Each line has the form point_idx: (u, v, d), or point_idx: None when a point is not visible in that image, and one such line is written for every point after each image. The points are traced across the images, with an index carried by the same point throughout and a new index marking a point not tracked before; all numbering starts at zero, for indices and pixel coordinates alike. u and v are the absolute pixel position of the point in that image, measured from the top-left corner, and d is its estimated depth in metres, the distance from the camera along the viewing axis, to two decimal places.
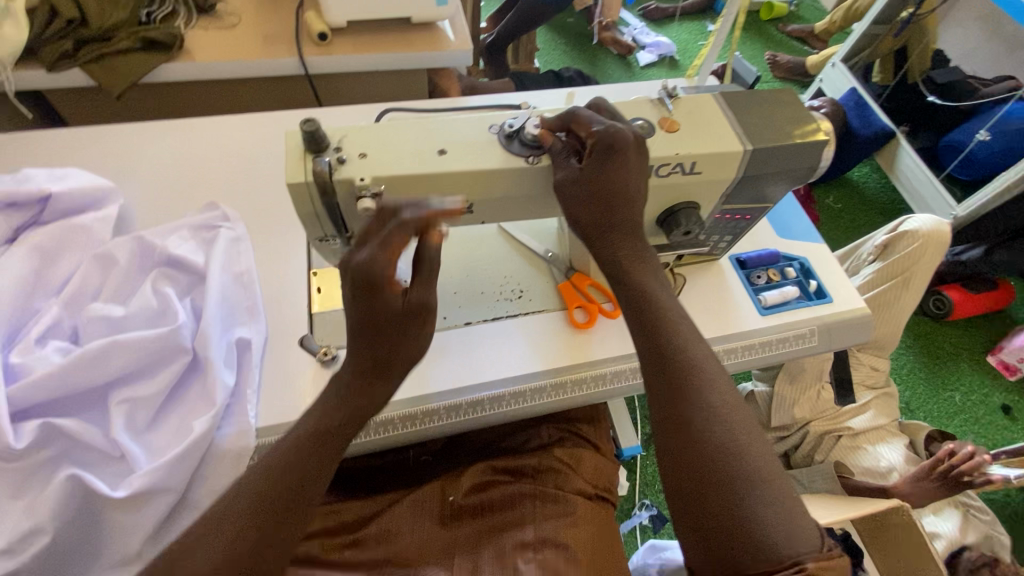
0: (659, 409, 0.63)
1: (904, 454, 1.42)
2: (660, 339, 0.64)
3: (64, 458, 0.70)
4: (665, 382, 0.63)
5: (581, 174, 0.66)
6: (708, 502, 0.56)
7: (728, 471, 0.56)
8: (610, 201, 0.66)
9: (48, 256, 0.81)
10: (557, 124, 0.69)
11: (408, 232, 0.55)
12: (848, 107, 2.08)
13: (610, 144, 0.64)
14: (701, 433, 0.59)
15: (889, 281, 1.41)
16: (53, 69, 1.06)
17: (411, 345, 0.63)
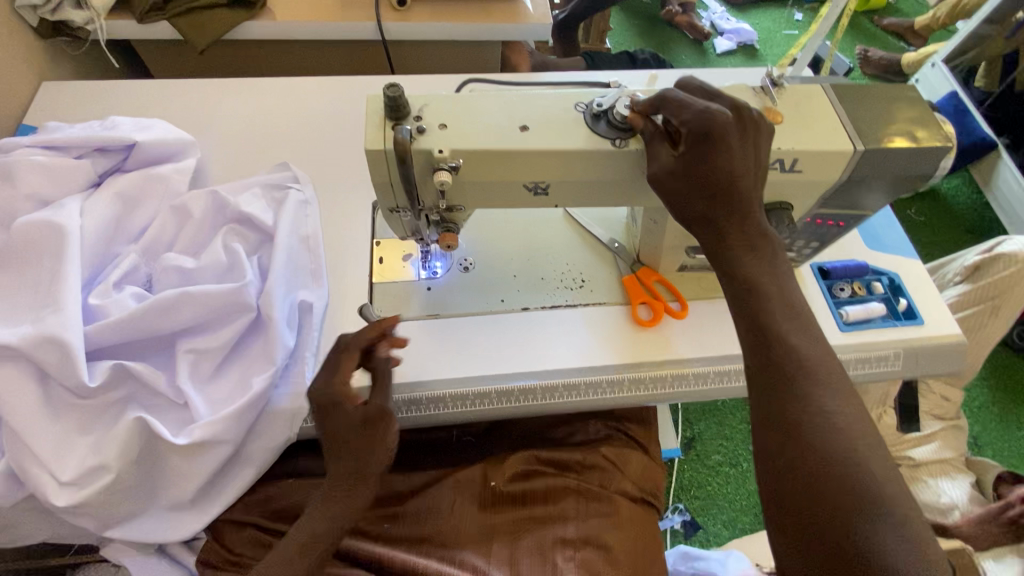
0: (763, 411, 0.59)
1: (970, 493, 1.24)
2: (769, 335, 0.60)
3: (133, 401, 0.72)
4: (773, 378, 0.59)
5: (677, 166, 0.61)
6: (817, 515, 0.53)
7: (842, 485, 0.53)
8: (717, 190, 0.60)
9: (128, 203, 0.83)
10: (646, 110, 0.63)
11: (353, 349, 0.68)
12: (946, 112, 1.90)
13: (705, 134, 0.58)
14: (814, 441, 0.55)
15: (975, 306, 1.27)
16: (143, 20, 1.09)
17: (376, 450, 0.66)
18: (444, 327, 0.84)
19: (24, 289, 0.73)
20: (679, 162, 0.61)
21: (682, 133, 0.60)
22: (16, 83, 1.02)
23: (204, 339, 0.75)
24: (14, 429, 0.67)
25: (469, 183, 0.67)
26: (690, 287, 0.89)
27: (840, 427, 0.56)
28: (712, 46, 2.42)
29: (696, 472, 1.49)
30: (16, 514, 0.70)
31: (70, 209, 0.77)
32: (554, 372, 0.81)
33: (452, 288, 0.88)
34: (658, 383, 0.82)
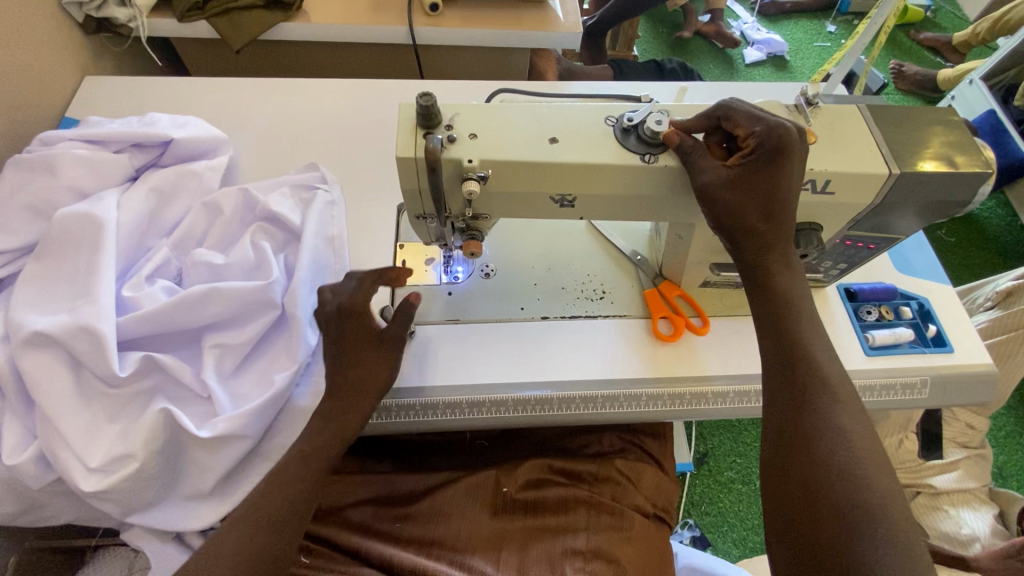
0: (778, 419, 0.61)
1: (993, 526, 1.19)
2: (791, 349, 0.63)
3: (159, 392, 0.74)
4: (792, 393, 0.61)
5: (734, 175, 0.62)
6: (819, 524, 0.54)
7: (848, 499, 0.54)
8: (767, 203, 0.62)
9: (163, 197, 0.86)
10: (703, 122, 0.65)
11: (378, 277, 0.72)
12: (982, 131, 1.85)
13: (776, 147, 0.60)
14: (825, 454, 0.57)
15: (1004, 334, 1.22)
16: (183, 19, 1.11)
17: (382, 367, 0.74)
18: (463, 332, 0.85)
19: (62, 279, 0.75)
20: (737, 172, 0.62)
21: (748, 144, 0.62)
22: (60, 77, 1.05)
23: (230, 335, 0.77)
24: (45, 415, 0.69)
25: (496, 193, 0.68)
26: (711, 303, 0.88)
27: (854, 446, 0.57)
28: (742, 56, 2.38)
29: (707, 487, 1.47)
30: (43, 496, 0.73)
31: (108, 203, 0.80)
32: (571, 384, 0.81)
33: (473, 293, 0.88)
34: (677, 400, 0.80)
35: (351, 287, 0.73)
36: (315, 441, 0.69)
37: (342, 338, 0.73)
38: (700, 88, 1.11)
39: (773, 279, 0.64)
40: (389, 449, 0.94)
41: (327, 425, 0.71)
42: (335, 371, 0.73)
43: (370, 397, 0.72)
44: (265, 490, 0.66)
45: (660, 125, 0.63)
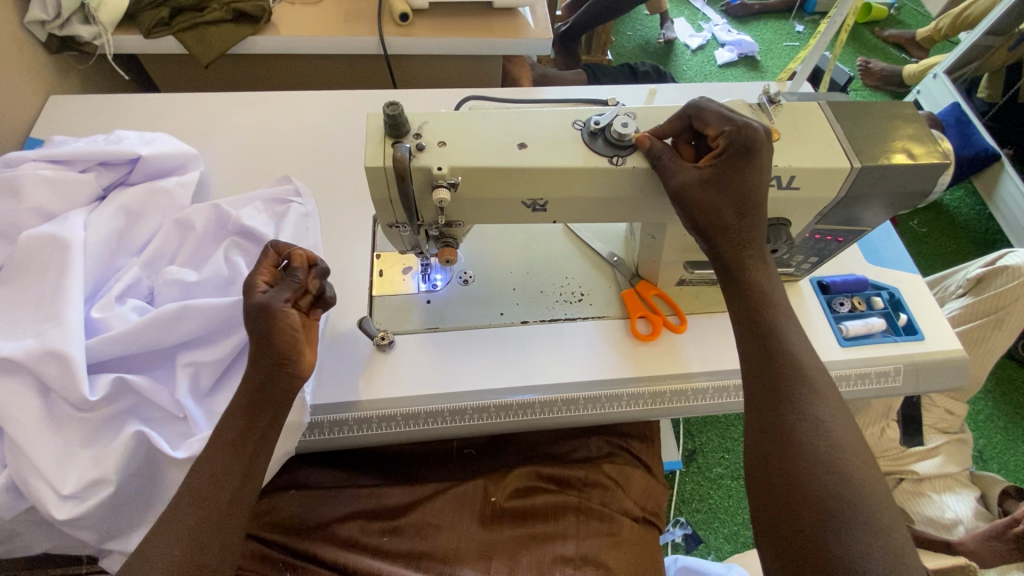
0: (758, 415, 0.62)
1: (976, 508, 1.22)
2: (770, 344, 0.63)
3: (133, 413, 0.73)
4: (770, 387, 0.62)
5: (706, 176, 0.63)
6: (801, 514, 0.55)
7: (827, 490, 0.55)
8: (737, 202, 0.63)
9: (133, 216, 0.85)
10: (675, 124, 0.66)
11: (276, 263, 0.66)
12: (948, 124, 1.90)
13: (745, 145, 0.61)
14: (804, 446, 0.58)
15: (979, 319, 1.25)
16: (149, 35, 1.10)
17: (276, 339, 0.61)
18: (442, 340, 0.84)
19: (29, 302, 0.73)
20: (709, 172, 0.63)
21: (719, 144, 0.63)
22: (25, 97, 1.04)
23: (203, 353, 0.75)
24: (13, 443, 0.67)
25: (468, 200, 0.68)
26: (688, 301, 0.89)
27: (832, 436, 0.58)
28: (714, 58, 2.43)
29: (697, 484, 1.48)
30: (15, 526, 0.71)
31: (74, 223, 0.78)
32: (553, 387, 0.81)
33: (452, 301, 0.88)
34: (658, 398, 0.81)
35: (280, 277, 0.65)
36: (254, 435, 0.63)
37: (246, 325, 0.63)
38: (669, 89, 1.13)
39: (747, 277, 0.65)
40: (373, 462, 0.93)
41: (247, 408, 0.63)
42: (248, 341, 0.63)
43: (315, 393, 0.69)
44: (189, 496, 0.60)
45: (626, 128, 0.65)
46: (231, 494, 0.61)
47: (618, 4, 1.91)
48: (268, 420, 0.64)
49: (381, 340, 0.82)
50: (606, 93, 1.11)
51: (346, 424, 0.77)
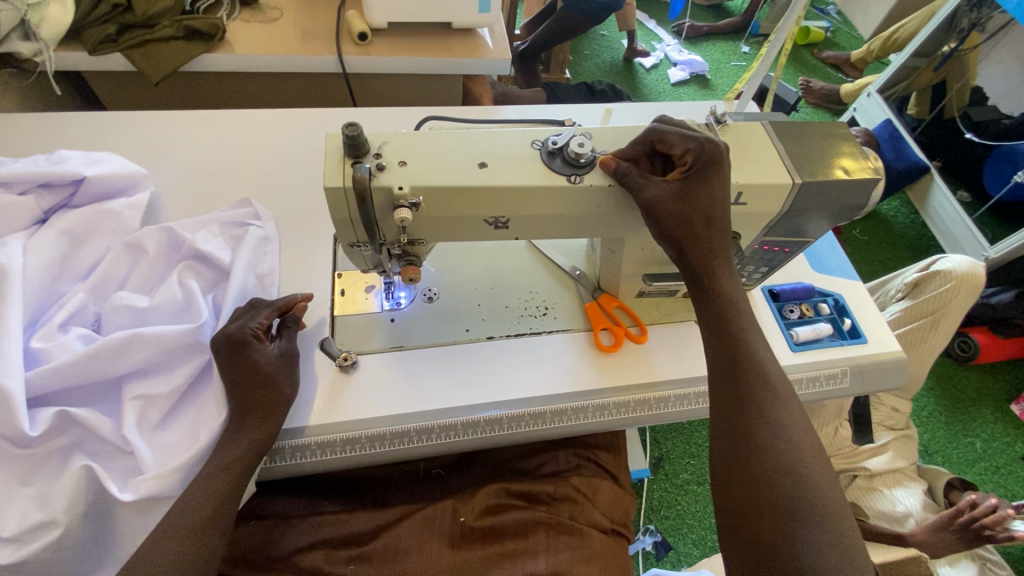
0: (725, 420, 0.64)
1: (923, 501, 1.29)
2: (736, 349, 0.66)
3: (77, 448, 0.69)
4: (737, 390, 0.64)
5: (676, 190, 0.65)
6: (763, 515, 0.57)
7: (788, 490, 0.58)
8: (704, 215, 0.66)
9: (77, 240, 0.81)
10: (638, 149, 0.68)
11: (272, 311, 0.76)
12: (882, 139, 2.01)
13: (709, 162, 0.64)
14: (767, 449, 0.60)
15: (918, 320, 1.33)
16: (94, 52, 1.06)
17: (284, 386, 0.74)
18: (407, 360, 0.84)
19: None
20: (679, 186, 0.65)
21: (686, 160, 0.65)
22: None
23: (154, 384, 0.72)
24: None
25: (430, 219, 0.69)
26: (648, 312, 0.92)
27: (792, 439, 0.61)
28: (667, 77, 2.53)
29: (665, 491, 1.50)
30: None
31: (13, 248, 0.74)
32: (520, 402, 0.81)
33: (416, 319, 0.88)
34: (624, 408, 0.82)
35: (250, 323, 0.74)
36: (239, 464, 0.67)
37: (239, 371, 0.71)
38: (624, 109, 1.17)
39: (715, 285, 0.69)
40: (338, 487, 0.91)
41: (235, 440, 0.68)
42: (243, 387, 0.71)
43: (275, 419, 0.71)
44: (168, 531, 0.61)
45: (582, 147, 0.66)
46: (210, 523, 0.64)
47: (574, 26, 1.98)
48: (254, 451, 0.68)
49: (344, 361, 0.80)
50: (564, 112, 1.14)
51: (308, 448, 0.75)
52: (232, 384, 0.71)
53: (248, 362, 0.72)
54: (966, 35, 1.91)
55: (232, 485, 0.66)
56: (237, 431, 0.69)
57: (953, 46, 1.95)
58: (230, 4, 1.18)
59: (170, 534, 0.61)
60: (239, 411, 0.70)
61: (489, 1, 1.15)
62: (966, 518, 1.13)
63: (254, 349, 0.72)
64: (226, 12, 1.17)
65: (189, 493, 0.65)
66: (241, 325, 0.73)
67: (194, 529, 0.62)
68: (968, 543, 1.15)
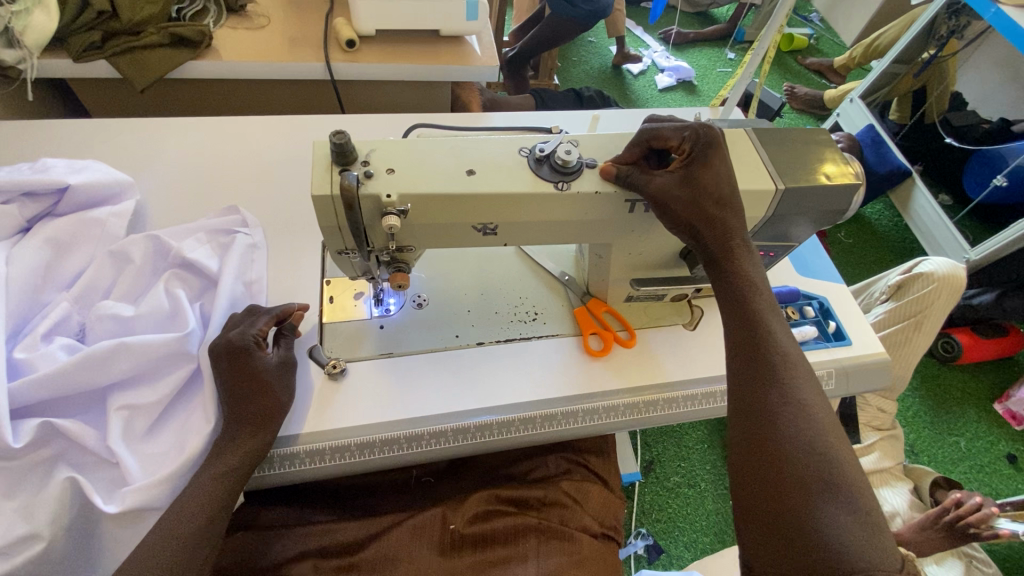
0: (743, 400, 0.63)
1: (909, 500, 1.31)
2: (755, 329, 0.65)
3: (61, 460, 0.68)
4: (757, 369, 0.63)
5: (681, 178, 0.66)
6: (785, 493, 0.56)
7: (812, 468, 0.56)
8: (714, 202, 0.67)
9: (61, 248, 0.80)
10: (634, 151, 0.69)
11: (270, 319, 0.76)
12: (865, 144, 2.04)
13: (707, 144, 0.66)
14: (788, 428, 0.59)
15: (902, 322, 1.35)
16: (78, 59, 1.06)
17: (282, 391, 0.74)
18: (397, 366, 0.83)
19: None
20: (683, 173, 0.66)
21: (684, 148, 0.66)
22: None
23: (140, 394, 0.71)
24: None
25: (419, 226, 0.69)
26: (636, 316, 0.93)
27: (814, 417, 0.60)
28: (654, 83, 2.56)
29: (656, 494, 1.51)
30: None
31: None
32: (511, 407, 0.81)
33: (405, 325, 0.88)
34: (613, 412, 0.83)
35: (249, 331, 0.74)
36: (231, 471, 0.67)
37: (236, 379, 0.71)
38: (612, 115, 1.18)
39: (734, 265, 0.68)
40: (326, 497, 0.91)
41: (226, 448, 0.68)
42: (237, 393, 0.70)
43: (271, 427, 0.71)
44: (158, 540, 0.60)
45: (570, 155, 0.67)
46: (204, 530, 0.63)
47: (562, 33, 2.00)
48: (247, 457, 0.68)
49: (333, 368, 0.80)
50: (551, 118, 1.15)
51: (297, 457, 0.74)
52: (229, 393, 0.70)
53: (248, 368, 0.71)
54: (945, 42, 1.93)
55: (222, 495, 0.65)
56: (229, 438, 0.69)
57: (932, 53, 1.97)
58: (217, 11, 1.18)
59: (163, 542, 0.60)
60: (235, 418, 0.69)
61: (477, 9, 1.16)
62: (954, 516, 1.14)
63: (253, 356, 0.72)
64: (213, 19, 1.17)
65: (178, 502, 0.64)
66: (241, 332, 0.73)
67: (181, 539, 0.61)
68: (955, 542, 1.16)
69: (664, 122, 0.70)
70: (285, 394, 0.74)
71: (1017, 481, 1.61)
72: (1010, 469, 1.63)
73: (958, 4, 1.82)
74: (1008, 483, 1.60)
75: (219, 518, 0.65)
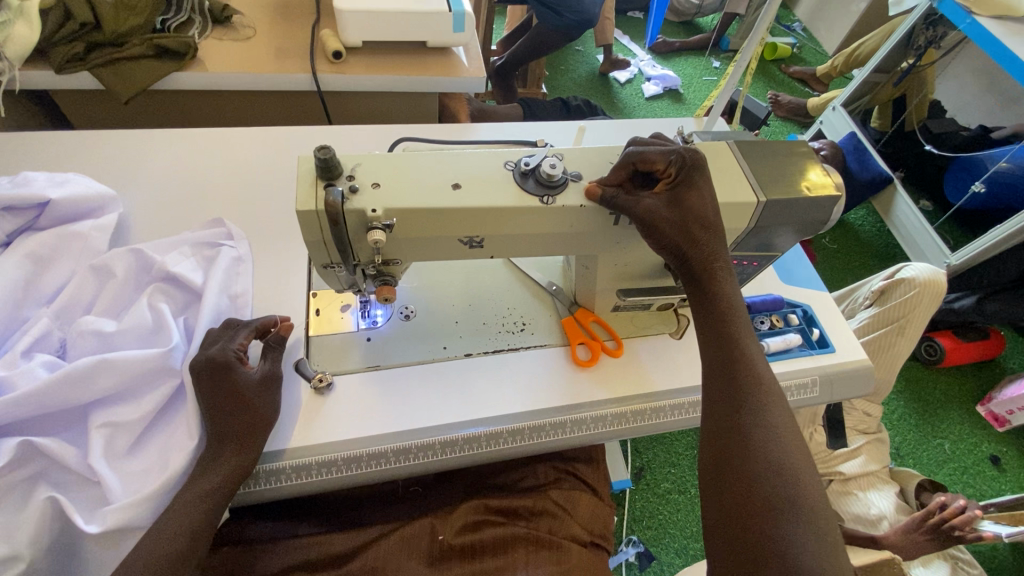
0: (717, 420, 0.65)
1: (896, 503, 1.33)
2: (732, 351, 0.67)
3: (41, 479, 0.66)
4: (732, 391, 0.65)
5: (667, 203, 0.67)
6: (751, 513, 0.57)
7: (778, 489, 0.58)
8: (698, 224, 0.67)
9: (41, 263, 0.79)
10: (621, 174, 0.68)
11: (252, 331, 0.77)
12: (847, 151, 2.08)
13: (692, 169, 0.67)
14: (758, 449, 0.60)
15: (885, 327, 1.37)
16: (61, 71, 1.05)
17: (267, 406, 0.73)
18: (384, 379, 0.83)
19: None
20: (669, 198, 0.68)
21: (670, 172, 0.67)
22: None
23: (122, 411, 0.70)
24: None
25: (405, 240, 0.69)
26: (623, 325, 0.93)
27: (783, 440, 0.61)
28: (641, 91, 2.59)
29: (646, 501, 1.51)
30: None
31: None
32: (499, 419, 0.81)
33: (392, 337, 0.88)
34: (601, 422, 0.83)
35: (229, 345, 0.74)
36: (214, 486, 0.66)
37: (220, 395, 0.70)
38: (598, 126, 1.20)
39: (714, 287, 0.69)
40: (314, 510, 0.90)
41: (209, 465, 0.67)
42: (220, 409, 0.70)
43: (257, 441, 0.70)
44: (141, 559, 0.59)
45: (554, 168, 0.67)
46: (189, 549, 0.62)
47: (549, 43, 2.01)
48: (233, 474, 0.67)
49: (319, 383, 0.80)
50: (538, 129, 1.16)
51: (283, 472, 0.74)
52: (211, 410, 0.70)
53: (230, 384, 0.71)
54: (923, 52, 1.96)
55: (207, 513, 0.65)
56: (212, 457, 0.68)
57: (911, 62, 2.01)
58: (202, 22, 1.17)
59: (147, 561, 0.60)
60: (218, 436, 0.68)
61: (463, 21, 1.17)
62: (937, 519, 1.16)
63: (235, 371, 0.72)
64: (198, 30, 1.16)
65: (162, 521, 0.63)
66: (223, 347, 0.73)
67: (165, 556, 0.60)
68: (940, 544, 1.18)
69: (647, 143, 0.70)
70: (271, 407, 0.74)
71: (1000, 482, 1.64)
72: (993, 470, 1.66)
73: (936, 16, 1.84)
74: (991, 484, 1.63)
75: (203, 536, 0.64)
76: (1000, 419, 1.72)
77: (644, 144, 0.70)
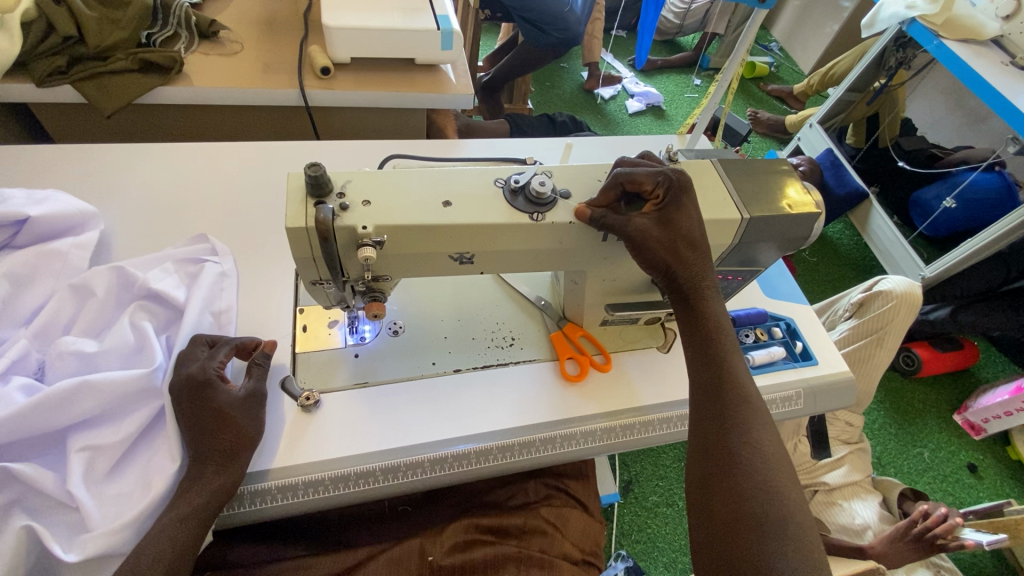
0: (703, 438, 0.66)
1: (879, 512, 1.35)
2: (718, 369, 0.68)
3: (17, 506, 0.64)
4: (717, 409, 0.66)
5: (655, 221, 0.68)
6: (738, 531, 0.58)
7: (764, 507, 0.58)
8: (683, 244, 0.68)
9: (19, 283, 0.77)
10: (610, 193, 0.69)
11: (231, 348, 0.76)
12: (825, 167, 2.13)
13: (678, 190, 0.68)
14: (744, 466, 0.61)
15: (865, 338, 1.40)
16: (41, 84, 1.03)
17: (252, 423, 0.72)
18: (373, 397, 0.82)
19: None
20: (656, 217, 0.68)
21: (658, 193, 0.68)
22: None
23: (102, 434, 0.68)
24: None
25: (395, 256, 0.69)
26: (611, 340, 0.94)
27: (768, 456, 0.62)
28: (625, 107, 2.63)
29: (635, 515, 1.51)
30: None
31: None
32: (489, 435, 0.81)
33: (380, 353, 0.87)
34: (590, 437, 0.83)
35: (208, 363, 0.72)
36: (196, 507, 0.64)
37: (202, 415, 0.69)
38: (584, 143, 1.22)
39: (702, 304, 0.70)
40: (299, 532, 0.88)
41: (190, 487, 0.65)
42: (202, 429, 0.68)
43: (242, 458, 0.69)
44: None
45: (543, 186, 0.68)
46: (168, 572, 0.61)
47: (536, 60, 2.05)
48: (214, 495, 0.65)
49: (306, 401, 0.79)
50: (526, 147, 1.18)
51: (269, 493, 0.72)
52: (191, 430, 0.68)
53: (211, 404, 0.69)
54: (894, 72, 2.02)
55: (190, 536, 0.63)
56: (194, 480, 0.66)
57: (883, 82, 2.07)
58: (189, 36, 1.17)
59: None
60: (200, 456, 0.67)
61: (451, 39, 1.18)
62: (921, 528, 1.18)
63: (214, 390, 0.71)
64: (184, 44, 1.16)
65: (142, 544, 0.61)
66: (201, 365, 0.72)
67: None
68: (925, 552, 1.19)
69: (636, 165, 0.71)
70: (256, 424, 0.73)
71: (978, 490, 1.67)
72: (970, 478, 1.69)
73: (905, 38, 1.90)
74: (969, 492, 1.66)
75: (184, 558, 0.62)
76: (977, 427, 1.75)
77: (632, 166, 0.71)
